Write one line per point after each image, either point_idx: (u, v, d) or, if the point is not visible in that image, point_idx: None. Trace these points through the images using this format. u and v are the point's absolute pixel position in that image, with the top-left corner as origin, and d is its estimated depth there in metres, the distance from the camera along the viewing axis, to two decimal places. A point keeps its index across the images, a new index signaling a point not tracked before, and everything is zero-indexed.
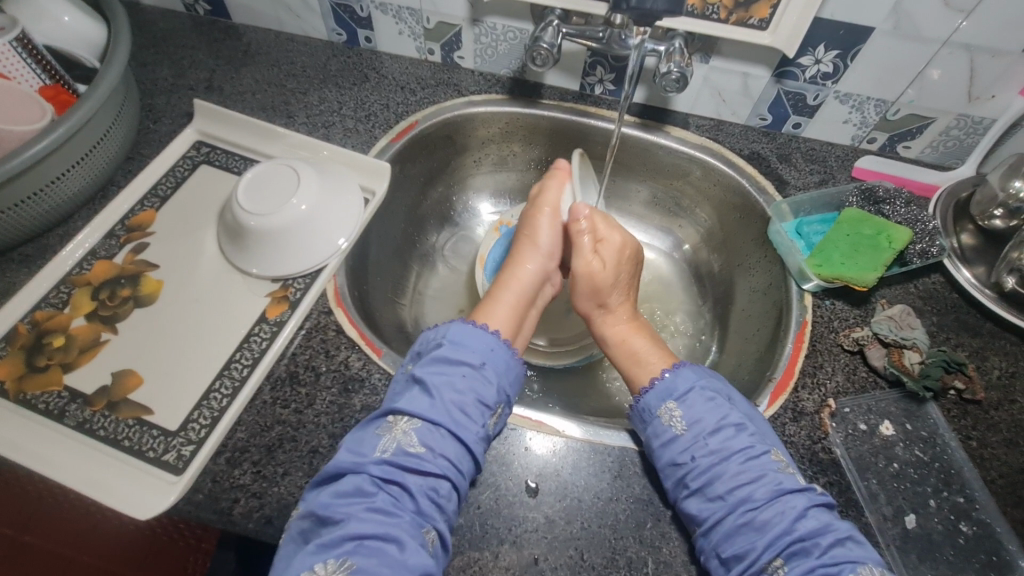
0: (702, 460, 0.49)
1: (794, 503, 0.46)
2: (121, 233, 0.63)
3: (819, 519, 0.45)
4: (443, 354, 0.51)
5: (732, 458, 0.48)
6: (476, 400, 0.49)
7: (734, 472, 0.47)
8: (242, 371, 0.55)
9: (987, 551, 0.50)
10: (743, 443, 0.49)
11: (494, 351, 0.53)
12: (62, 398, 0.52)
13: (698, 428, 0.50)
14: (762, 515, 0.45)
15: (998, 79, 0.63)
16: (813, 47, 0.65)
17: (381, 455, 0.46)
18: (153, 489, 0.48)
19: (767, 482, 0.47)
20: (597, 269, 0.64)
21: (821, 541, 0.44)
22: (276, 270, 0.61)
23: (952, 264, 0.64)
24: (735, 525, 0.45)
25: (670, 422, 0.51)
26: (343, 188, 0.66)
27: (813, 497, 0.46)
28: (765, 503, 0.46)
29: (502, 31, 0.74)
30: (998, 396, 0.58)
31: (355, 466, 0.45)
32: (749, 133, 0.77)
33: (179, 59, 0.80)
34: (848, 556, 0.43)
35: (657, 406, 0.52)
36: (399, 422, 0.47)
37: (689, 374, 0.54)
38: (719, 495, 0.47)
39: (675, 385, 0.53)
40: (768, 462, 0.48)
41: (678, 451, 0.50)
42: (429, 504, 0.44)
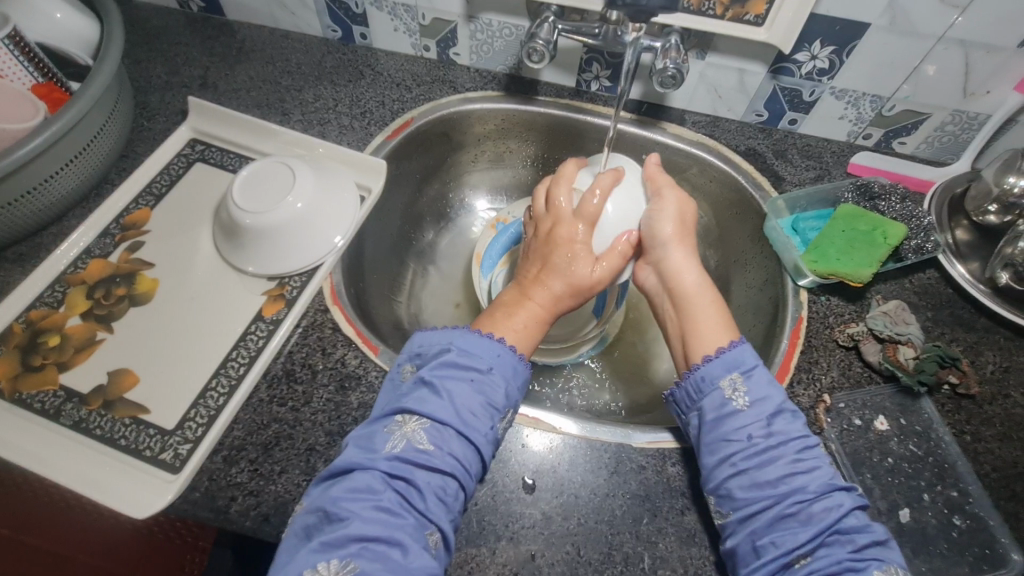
0: (760, 441, 0.47)
1: (841, 500, 0.44)
2: (116, 231, 0.63)
3: (860, 518, 0.44)
4: (451, 358, 0.50)
5: (788, 445, 0.47)
6: (486, 403, 0.48)
7: (788, 459, 0.46)
8: (239, 369, 0.55)
9: (981, 544, 0.50)
10: (799, 431, 0.48)
11: (501, 357, 0.51)
12: (57, 397, 0.52)
13: (761, 408, 0.48)
14: (814, 506, 0.44)
15: (993, 75, 0.63)
16: (808, 42, 0.65)
17: (391, 451, 0.45)
18: (151, 488, 0.48)
19: (820, 474, 0.45)
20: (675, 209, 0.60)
21: (859, 539, 0.43)
22: (272, 268, 0.61)
23: (947, 260, 0.65)
24: (782, 512, 0.44)
25: (733, 396, 0.49)
26: (338, 185, 0.66)
27: (857, 496, 0.46)
28: (816, 495, 0.44)
29: (497, 28, 0.74)
30: (992, 390, 0.58)
31: (365, 462, 0.44)
32: (745, 129, 0.77)
33: (172, 56, 0.80)
34: (879, 554, 0.42)
35: (721, 376, 0.50)
36: (408, 421, 0.47)
37: (755, 353, 0.52)
38: (770, 481, 0.45)
39: (742, 359, 0.51)
40: (819, 456, 0.47)
41: (734, 428, 0.48)
42: (435, 505, 0.44)
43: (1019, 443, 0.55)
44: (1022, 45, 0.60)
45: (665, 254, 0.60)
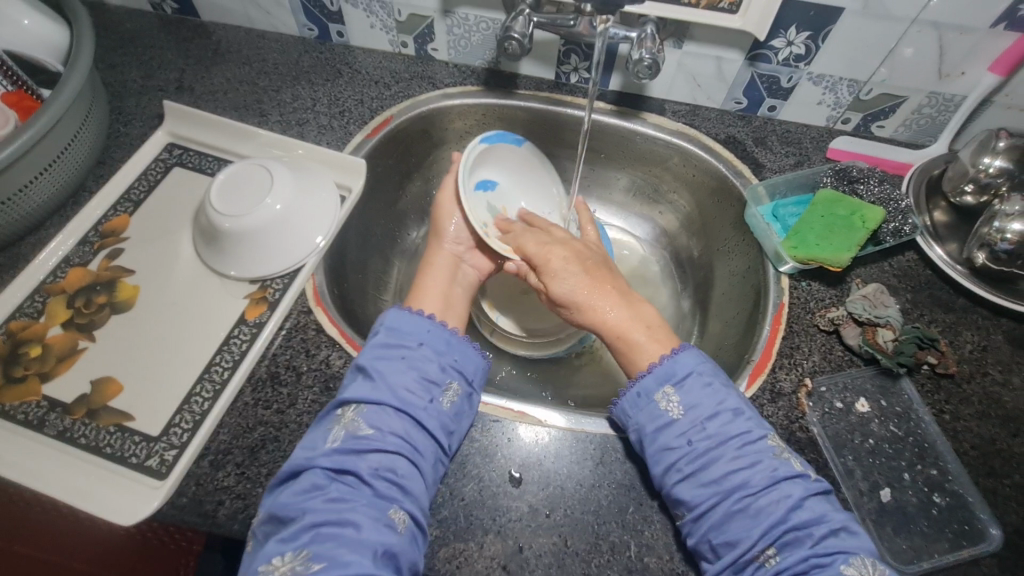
0: (698, 445, 0.48)
1: (790, 492, 0.45)
2: (95, 239, 0.63)
3: (812, 510, 0.44)
4: (380, 342, 0.52)
5: (729, 444, 0.47)
6: (419, 377, 0.50)
7: (728, 459, 0.46)
8: (223, 374, 0.55)
9: (961, 521, 0.51)
10: (741, 428, 0.48)
11: (430, 332, 0.53)
12: (40, 408, 0.52)
13: (695, 413, 0.49)
14: (759, 502, 0.44)
15: (968, 56, 0.64)
16: (784, 29, 0.65)
17: (332, 446, 0.46)
18: (137, 495, 0.48)
19: (762, 468, 0.46)
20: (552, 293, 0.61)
21: (815, 531, 0.43)
22: (254, 271, 0.61)
23: (926, 242, 0.65)
24: (725, 513, 0.45)
25: (667, 407, 0.50)
26: (317, 185, 0.65)
27: (808, 485, 0.45)
28: (761, 489, 0.45)
29: (474, 22, 0.74)
30: (970, 369, 0.59)
31: (307, 462, 0.45)
32: (725, 117, 0.78)
33: (148, 59, 0.79)
34: (841, 547, 0.43)
35: (654, 389, 0.51)
36: (347, 413, 0.48)
37: (688, 358, 0.52)
38: (714, 481, 0.46)
39: (674, 368, 0.51)
40: (763, 449, 0.47)
41: (673, 435, 0.49)
42: (386, 484, 0.45)
43: (998, 421, 0.56)
44: (995, 25, 0.60)
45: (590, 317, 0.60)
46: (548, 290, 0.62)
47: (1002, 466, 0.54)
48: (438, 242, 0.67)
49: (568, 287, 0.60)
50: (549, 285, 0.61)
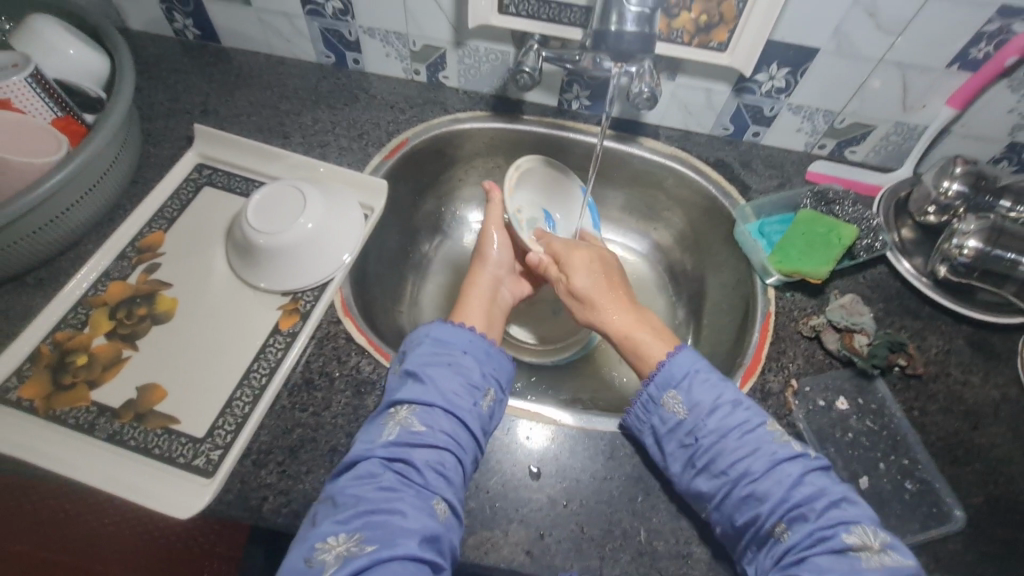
0: (705, 440, 0.53)
1: (791, 470, 0.50)
2: (133, 254, 0.67)
3: (812, 485, 0.49)
4: (430, 350, 0.57)
5: (730, 435, 0.52)
6: (465, 383, 0.55)
7: (732, 448, 0.52)
8: (261, 380, 0.59)
9: (930, 504, 0.57)
10: (739, 418, 0.53)
11: (474, 343, 0.59)
12: (90, 412, 0.56)
13: (698, 410, 0.54)
14: (763, 485, 0.50)
15: (927, 91, 0.72)
16: (767, 65, 0.72)
17: (386, 439, 0.51)
18: (187, 491, 0.52)
19: (762, 453, 0.51)
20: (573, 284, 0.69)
21: (816, 506, 0.48)
22: (286, 284, 0.65)
23: (894, 256, 0.73)
24: (738, 499, 0.50)
25: (672, 408, 0.55)
26: (343, 204, 0.70)
27: (808, 463, 0.51)
28: (764, 473, 0.50)
29: (484, 53, 0.80)
30: (936, 369, 0.66)
31: (365, 452, 0.50)
32: (713, 142, 0.85)
33: (173, 83, 0.83)
34: (841, 518, 0.47)
35: (658, 395, 0.56)
36: (400, 411, 0.53)
37: (685, 360, 0.57)
38: (722, 471, 0.51)
39: (671, 373, 0.57)
40: (764, 435, 0.52)
41: (683, 435, 0.54)
42: (434, 476, 0.50)
43: (960, 415, 0.63)
44: (949, 65, 0.68)
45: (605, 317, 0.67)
46: (569, 283, 0.69)
47: (964, 455, 0.61)
48: (482, 264, 0.74)
49: (586, 282, 0.69)
50: (571, 277, 0.69)
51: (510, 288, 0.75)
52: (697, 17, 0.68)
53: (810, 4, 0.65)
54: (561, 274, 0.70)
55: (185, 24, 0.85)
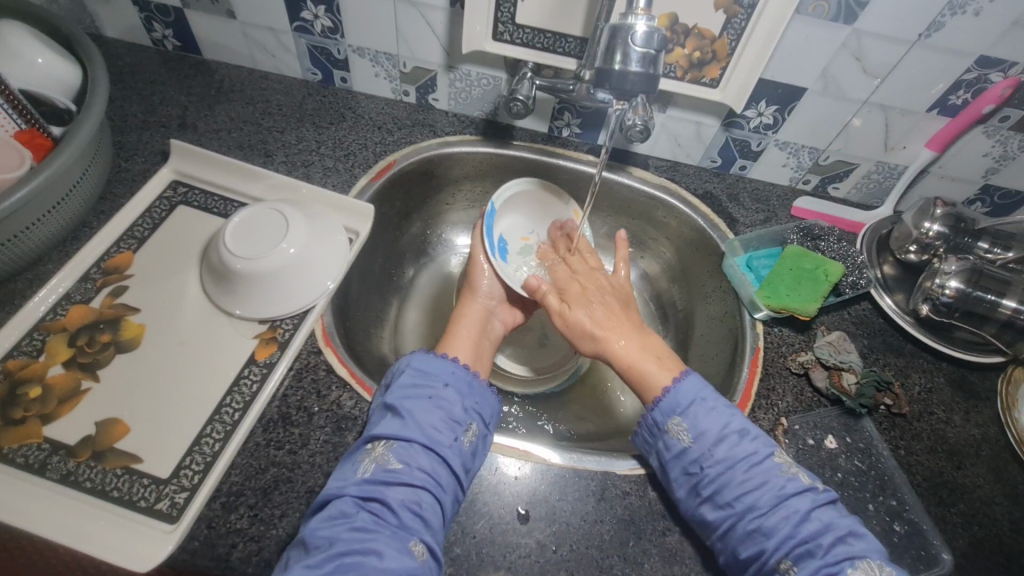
0: (711, 470, 0.51)
1: (797, 506, 0.49)
2: (97, 276, 0.62)
3: (819, 520, 0.48)
4: (408, 381, 0.55)
5: (737, 467, 0.51)
6: (445, 417, 0.53)
7: (739, 480, 0.50)
8: (234, 415, 0.55)
9: (918, 547, 0.57)
10: (747, 450, 0.52)
11: (455, 374, 0.57)
12: (42, 451, 0.51)
13: (704, 440, 0.53)
14: (770, 520, 0.48)
15: (908, 133, 0.74)
16: (756, 102, 0.73)
17: (362, 476, 0.49)
18: (148, 539, 0.48)
19: (770, 487, 0.50)
20: (576, 317, 0.67)
21: (823, 542, 0.47)
22: (264, 312, 0.62)
23: (877, 293, 0.74)
24: (744, 531, 0.49)
25: (678, 436, 0.54)
26: (327, 227, 0.68)
27: (816, 497, 0.50)
28: (770, 508, 0.49)
29: (475, 78, 0.79)
30: (919, 408, 0.67)
31: (338, 490, 0.48)
32: (701, 174, 0.85)
33: (149, 95, 0.80)
34: (849, 553, 0.46)
35: (665, 422, 0.55)
36: (377, 447, 0.51)
37: (691, 388, 0.56)
38: (729, 502, 0.50)
39: (678, 401, 0.55)
40: (769, 468, 0.51)
41: (688, 462, 0.53)
42: (411, 517, 0.47)
43: (944, 454, 0.64)
44: (929, 110, 0.70)
45: (615, 349, 0.64)
46: (568, 315, 0.68)
47: (949, 496, 0.61)
48: (472, 295, 0.72)
49: (585, 315, 0.67)
50: (572, 310, 0.68)
51: (501, 316, 0.74)
52: (690, 53, 0.69)
53: (800, 45, 0.66)
54: (561, 306, 0.69)
55: (164, 34, 0.82)
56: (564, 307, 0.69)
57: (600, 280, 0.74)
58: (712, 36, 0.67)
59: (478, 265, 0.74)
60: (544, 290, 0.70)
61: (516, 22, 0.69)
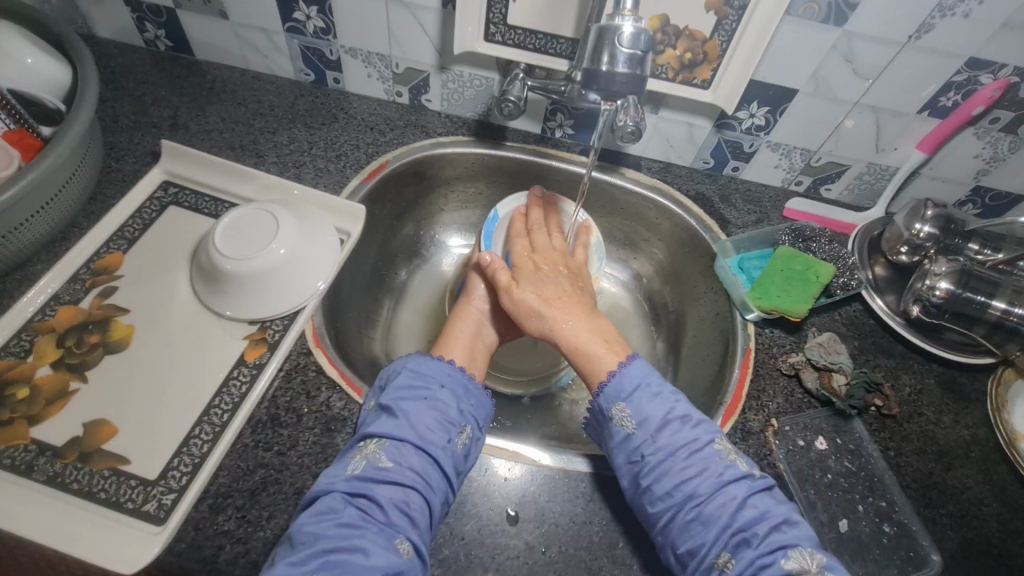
0: (652, 458, 0.51)
1: (735, 493, 0.49)
2: (87, 276, 0.62)
3: (755, 508, 0.48)
4: (405, 381, 0.55)
5: (677, 454, 0.51)
6: (440, 418, 0.53)
7: (679, 468, 0.50)
8: (223, 416, 0.55)
9: (906, 548, 0.57)
10: (688, 437, 0.52)
11: (451, 375, 0.57)
12: (29, 452, 0.51)
13: (647, 427, 0.53)
14: (708, 508, 0.48)
15: (899, 135, 0.74)
16: (748, 103, 0.73)
17: (352, 473, 0.49)
18: (135, 540, 0.48)
19: (709, 475, 0.50)
20: (525, 296, 0.65)
21: (759, 531, 0.47)
22: (254, 313, 0.62)
23: (869, 294, 0.74)
24: (683, 523, 0.49)
25: (621, 422, 0.54)
26: (318, 228, 0.67)
27: (752, 484, 0.50)
28: (710, 496, 0.49)
29: (467, 79, 0.79)
30: (910, 409, 0.67)
31: (327, 486, 0.48)
32: (694, 175, 0.86)
33: (140, 95, 0.80)
34: (782, 541, 0.47)
35: (608, 407, 0.55)
36: (370, 445, 0.51)
37: (635, 372, 0.56)
38: (667, 492, 0.50)
39: (621, 386, 0.55)
40: (709, 455, 0.51)
41: (631, 450, 0.53)
42: (399, 515, 0.47)
43: (933, 455, 0.64)
44: (920, 112, 0.70)
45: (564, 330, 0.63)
46: (514, 293, 0.65)
47: (938, 497, 0.61)
48: (468, 298, 0.72)
49: (533, 295, 0.65)
50: (520, 288, 0.66)
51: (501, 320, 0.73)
52: (682, 54, 0.69)
53: (791, 46, 0.66)
54: (510, 282, 0.66)
55: (157, 34, 0.82)
56: (513, 284, 0.66)
57: (555, 259, 0.72)
58: (703, 38, 0.67)
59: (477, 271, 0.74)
60: (496, 268, 0.68)
61: (507, 23, 0.69)
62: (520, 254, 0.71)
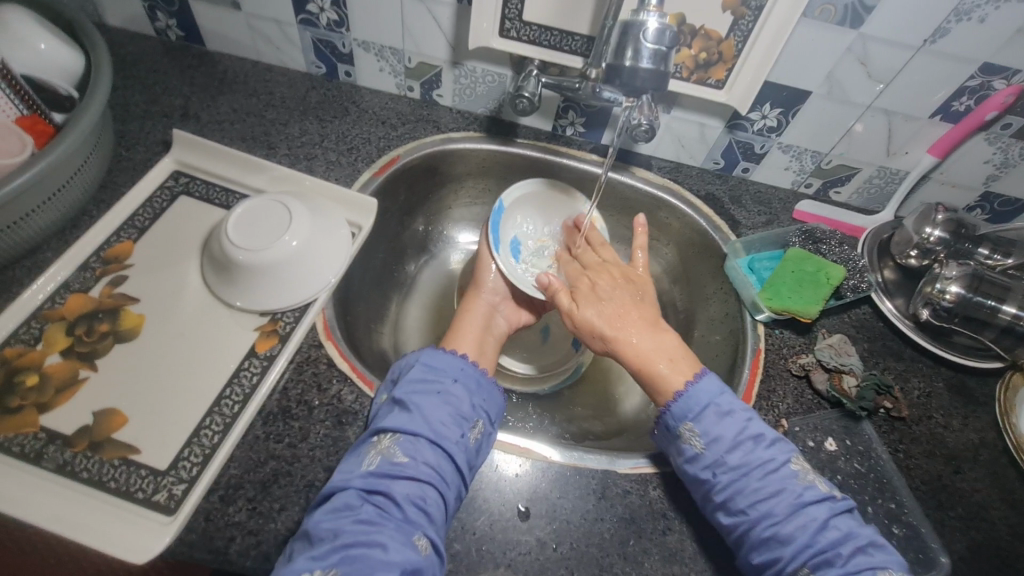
0: (724, 477, 0.52)
1: (816, 514, 0.49)
2: (96, 265, 0.62)
3: (839, 528, 0.49)
4: (417, 376, 0.55)
5: (752, 473, 0.51)
6: (453, 413, 0.53)
7: (754, 487, 0.51)
8: (234, 407, 0.55)
9: (916, 550, 0.57)
10: (762, 456, 0.52)
11: (464, 370, 0.57)
12: (39, 440, 0.50)
13: (718, 446, 0.53)
14: (785, 528, 0.49)
15: (911, 139, 0.74)
16: (761, 104, 0.74)
17: (367, 469, 0.49)
18: (146, 530, 0.47)
19: (787, 495, 0.50)
20: (588, 317, 0.66)
21: (841, 551, 0.47)
22: (265, 304, 0.62)
23: (878, 297, 0.74)
24: (759, 539, 0.49)
25: (690, 441, 0.54)
26: (330, 221, 0.67)
27: (834, 505, 0.50)
28: (787, 516, 0.49)
29: (480, 74, 0.78)
30: (919, 412, 0.67)
31: (342, 483, 0.47)
32: (704, 175, 0.86)
33: (151, 84, 0.79)
34: (868, 563, 0.47)
35: (677, 426, 0.55)
36: (383, 440, 0.51)
37: (705, 390, 0.56)
38: (742, 509, 0.50)
39: (692, 404, 0.55)
40: (787, 475, 0.51)
41: (700, 468, 0.53)
42: (415, 511, 0.47)
43: (942, 459, 0.64)
44: (932, 116, 0.71)
45: (631, 349, 0.62)
46: (577, 314, 0.66)
47: (947, 499, 0.61)
48: (476, 292, 0.73)
49: (595, 315, 0.66)
50: (582, 309, 0.66)
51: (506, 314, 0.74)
52: (697, 54, 0.69)
53: (806, 47, 0.66)
54: (572, 304, 0.67)
55: (168, 24, 0.81)
56: (574, 305, 0.67)
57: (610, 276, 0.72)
58: (718, 37, 0.67)
59: (485, 261, 0.74)
60: (557, 288, 0.69)
61: (523, 19, 0.68)
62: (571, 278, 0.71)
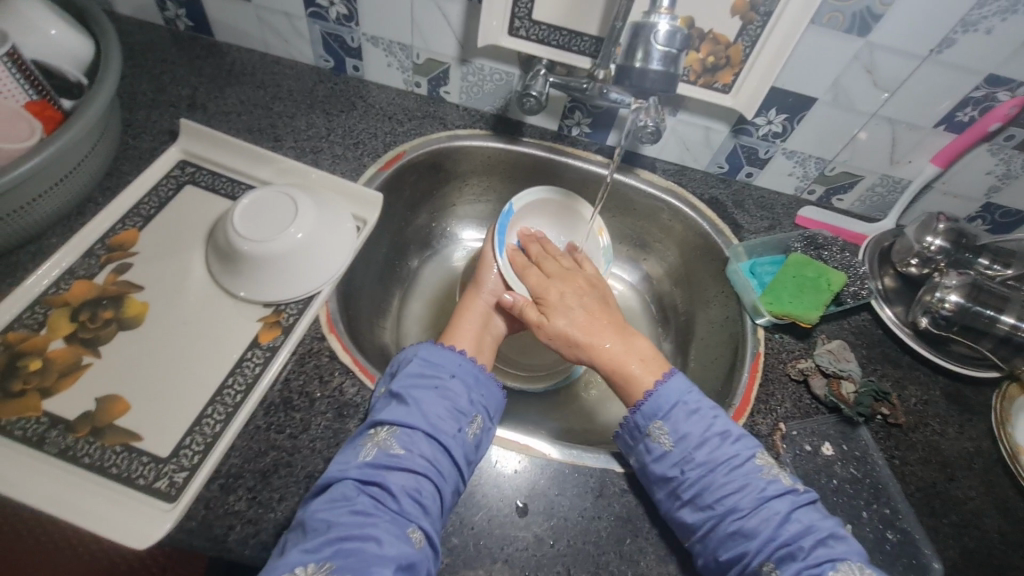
0: (691, 473, 0.52)
1: (778, 508, 0.50)
2: (101, 252, 0.62)
3: (802, 522, 0.49)
4: (414, 370, 0.56)
5: (718, 469, 0.52)
6: (451, 407, 0.53)
7: (720, 483, 0.51)
8: (236, 397, 0.55)
9: (909, 555, 0.58)
10: (728, 452, 0.53)
11: (461, 365, 0.57)
12: (41, 424, 0.51)
13: (685, 443, 0.53)
14: (750, 523, 0.49)
15: (914, 148, 0.74)
16: (766, 109, 0.74)
17: (363, 461, 0.49)
18: (146, 517, 0.48)
19: (751, 490, 0.51)
20: (560, 326, 0.65)
21: (804, 544, 0.48)
22: (268, 295, 0.62)
23: (878, 303, 0.75)
24: (725, 534, 0.49)
25: (658, 439, 0.55)
26: (335, 214, 0.67)
27: (796, 499, 0.50)
28: (752, 510, 0.50)
29: (487, 72, 0.79)
30: (915, 420, 0.68)
31: (340, 473, 0.48)
32: (708, 179, 0.86)
33: (159, 73, 0.79)
34: (829, 555, 0.47)
35: (645, 424, 0.56)
36: (380, 432, 0.51)
37: (673, 390, 0.57)
38: (709, 504, 0.51)
39: (659, 404, 0.56)
40: (751, 471, 0.52)
41: (668, 465, 0.53)
42: (410, 504, 0.47)
43: (937, 466, 0.64)
44: (936, 126, 0.71)
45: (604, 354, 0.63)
46: (548, 326, 0.66)
47: (941, 506, 0.62)
48: (477, 291, 0.72)
49: (567, 324, 0.65)
50: (552, 320, 0.66)
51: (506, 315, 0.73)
52: (705, 58, 0.69)
53: (813, 54, 0.66)
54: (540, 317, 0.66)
55: (177, 13, 0.82)
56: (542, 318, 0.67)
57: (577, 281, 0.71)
58: (726, 42, 0.67)
59: (487, 264, 0.73)
60: (522, 305, 0.67)
61: (533, 18, 0.69)
62: (539, 284, 0.70)
